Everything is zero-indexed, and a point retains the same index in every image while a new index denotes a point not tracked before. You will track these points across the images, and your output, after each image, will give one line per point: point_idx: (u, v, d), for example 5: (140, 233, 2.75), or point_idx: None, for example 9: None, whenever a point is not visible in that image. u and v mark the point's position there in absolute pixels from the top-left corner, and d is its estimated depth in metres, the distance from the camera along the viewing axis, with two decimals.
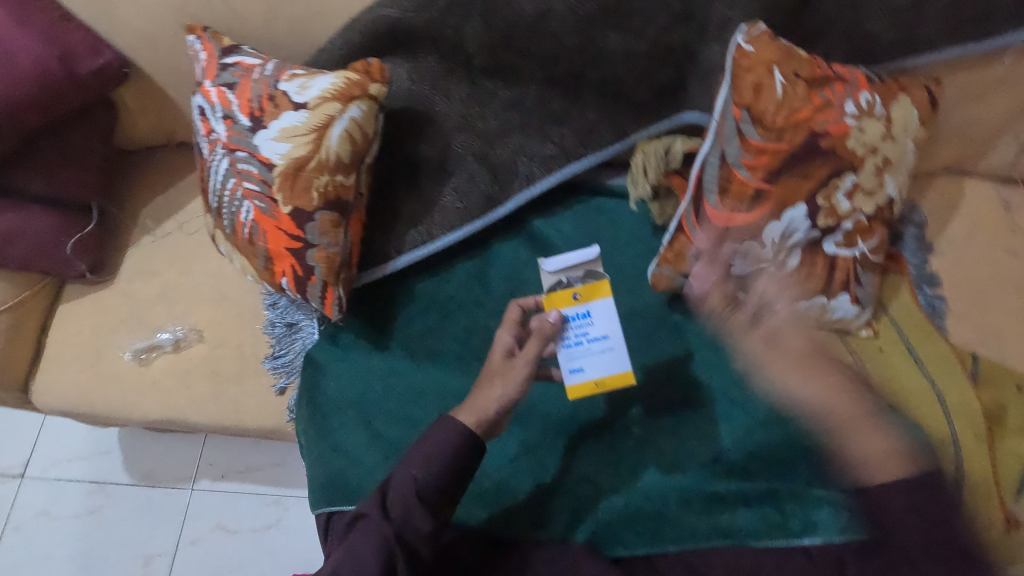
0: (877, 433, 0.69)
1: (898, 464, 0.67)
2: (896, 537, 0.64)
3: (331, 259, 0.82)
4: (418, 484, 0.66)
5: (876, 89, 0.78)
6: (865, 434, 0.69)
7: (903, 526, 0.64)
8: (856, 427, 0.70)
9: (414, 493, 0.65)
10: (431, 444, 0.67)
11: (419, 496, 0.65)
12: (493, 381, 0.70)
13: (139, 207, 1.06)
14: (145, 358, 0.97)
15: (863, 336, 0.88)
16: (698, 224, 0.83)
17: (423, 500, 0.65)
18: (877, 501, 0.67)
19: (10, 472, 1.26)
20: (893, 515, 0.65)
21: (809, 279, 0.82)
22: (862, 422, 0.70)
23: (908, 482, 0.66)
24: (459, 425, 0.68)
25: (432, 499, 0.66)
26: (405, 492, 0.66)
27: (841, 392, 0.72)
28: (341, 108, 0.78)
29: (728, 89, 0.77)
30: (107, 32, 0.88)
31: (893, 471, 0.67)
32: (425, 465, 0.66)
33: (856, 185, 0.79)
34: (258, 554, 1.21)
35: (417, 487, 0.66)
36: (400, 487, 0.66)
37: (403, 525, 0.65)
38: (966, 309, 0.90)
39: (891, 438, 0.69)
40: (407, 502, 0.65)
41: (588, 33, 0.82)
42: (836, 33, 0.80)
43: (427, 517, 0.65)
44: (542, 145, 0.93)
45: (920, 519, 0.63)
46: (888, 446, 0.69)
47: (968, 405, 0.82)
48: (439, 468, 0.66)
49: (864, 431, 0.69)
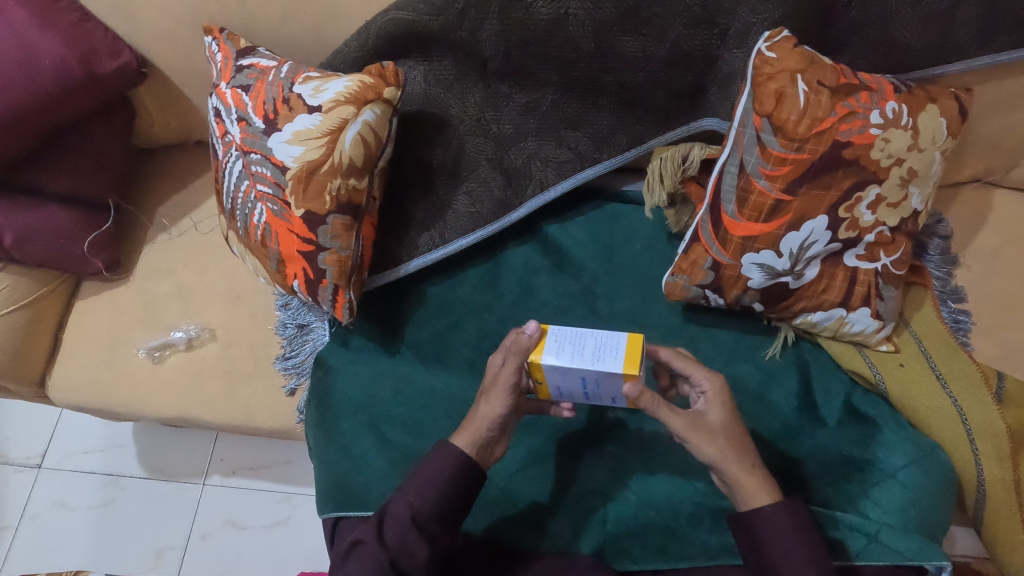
0: (742, 472, 0.66)
1: (767, 487, 0.66)
2: (776, 567, 0.64)
3: (343, 262, 0.82)
4: (414, 510, 0.67)
5: (903, 98, 0.75)
6: (738, 470, 0.65)
7: (778, 547, 0.64)
8: (722, 466, 0.65)
9: (409, 519, 0.66)
10: (429, 471, 0.68)
11: (415, 522, 0.66)
12: (482, 400, 0.69)
13: (156, 205, 1.06)
14: (159, 356, 0.98)
15: (883, 351, 0.85)
16: (715, 235, 0.80)
17: (420, 528, 0.66)
18: (754, 526, 0.66)
19: (28, 462, 1.28)
20: (774, 542, 0.65)
21: (826, 291, 0.81)
22: (729, 460, 0.65)
23: (773, 507, 0.65)
24: (455, 449, 0.68)
25: (429, 528, 0.67)
26: (402, 518, 0.67)
27: (710, 434, 0.65)
28: (355, 112, 0.77)
29: (750, 97, 0.75)
30: (128, 33, 0.88)
31: (758, 501, 0.66)
32: (421, 493, 0.67)
33: (879, 197, 0.76)
34: (268, 550, 1.22)
35: (413, 513, 0.67)
36: (396, 514, 0.67)
37: (399, 552, 0.66)
38: (992, 324, 0.88)
39: (753, 467, 0.66)
40: (404, 528, 0.66)
41: (606, 38, 0.80)
42: (862, 41, 0.78)
43: (422, 543, 0.66)
44: (557, 150, 0.92)
45: (800, 541, 0.64)
46: (755, 476, 0.66)
47: (992, 427, 0.79)
48: (437, 493, 0.67)
49: (729, 468, 0.65)
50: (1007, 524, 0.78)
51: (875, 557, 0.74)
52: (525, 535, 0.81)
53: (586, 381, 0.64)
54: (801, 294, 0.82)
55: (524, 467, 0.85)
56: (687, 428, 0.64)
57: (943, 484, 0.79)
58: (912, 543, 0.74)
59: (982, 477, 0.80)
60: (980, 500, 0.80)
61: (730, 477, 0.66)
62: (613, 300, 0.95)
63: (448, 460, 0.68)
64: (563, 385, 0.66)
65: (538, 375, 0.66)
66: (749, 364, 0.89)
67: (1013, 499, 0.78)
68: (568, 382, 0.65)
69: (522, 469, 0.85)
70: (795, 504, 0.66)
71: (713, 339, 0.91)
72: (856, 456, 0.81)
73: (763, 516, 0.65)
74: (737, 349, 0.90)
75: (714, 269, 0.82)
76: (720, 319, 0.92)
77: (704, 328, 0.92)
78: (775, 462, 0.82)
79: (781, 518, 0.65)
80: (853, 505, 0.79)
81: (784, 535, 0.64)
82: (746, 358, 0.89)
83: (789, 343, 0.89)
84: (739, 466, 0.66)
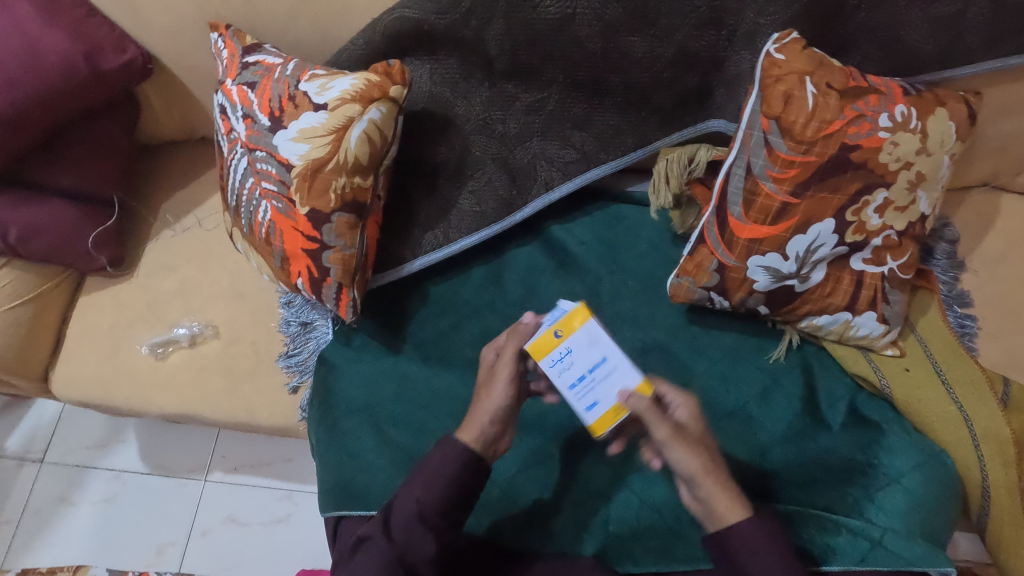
0: (716, 486, 0.65)
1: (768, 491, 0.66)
2: None
3: (347, 261, 0.82)
4: (420, 505, 0.66)
5: (912, 101, 0.74)
6: (713, 486, 0.65)
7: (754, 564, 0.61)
8: (698, 480, 0.65)
9: (415, 514, 0.66)
10: (433, 467, 0.67)
11: (421, 518, 0.66)
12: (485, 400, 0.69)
13: (159, 201, 1.06)
14: (162, 352, 0.98)
15: (888, 355, 0.85)
16: (721, 237, 0.80)
17: (426, 523, 0.66)
18: (730, 543, 0.63)
19: (30, 456, 1.28)
20: (750, 559, 0.61)
21: (832, 294, 0.81)
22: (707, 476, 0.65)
23: (749, 522, 0.63)
24: (460, 446, 0.68)
25: (434, 520, 0.66)
26: (408, 514, 0.66)
27: (691, 446, 0.66)
28: (361, 109, 0.77)
29: (758, 98, 0.74)
30: (133, 29, 0.88)
31: (733, 516, 0.63)
32: (427, 487, 0.67)
33: (887, 201, 0.76)
34: (269, 548, 1.22)
35: (419, 509, 0.66)
36: (403, 509, 0.67)
37: (406, 547, 0.66)
38: (998, 329, 0.87)
39: (729, 483, 0.66)
40: (410, 522, 0.66)
41: (613, 38, 0.80)
42: (870, 44, 0.77)
43: (428, 538, 0.66)
44: (562, 150, 0.92)
45: (779, 558, 0.61)
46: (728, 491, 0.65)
47: (997, 433, 0.79)
48: (442, 491, 0.67)
49: (704, 484, 0.65)
50: (1011, 529, 0.78)
51: (880, 564, 0.74)
52: (527, 536, 0.81)
53: (596, 368, 0.68)
54: (807, 298, 0.81)
55: (526, 468, 0.84)
56: (672, 436, 0.65)
57: (947, 490, 0.79)
58: (916, 549, 0.74)
59: (987, 481, 0.79)
60: (984, 505, 0.80)
61: (704, 493, 0.65)
62: (618, 301, 0.95)
63: (452, 454, 0.68)
64: (573, 354, 0.69)
65: (567, 328, 0.69)
66: (753, 367, 0.89)
67: (1017, 505, 0.77)
68: (584, 355, 0.69)
69: (524, 470, 0.84)
70: (771, 519, 0.64)
71: (717, 341, 0.90)
72: (859, 461, 0.81)
73: (738, 531, 0.63)
74: (741, 352, 0.90)
75: (719, 272, 0.82)
76: (723, 321, 0.92)
77: (708, 329, 0.92)
78: (777, 466, 0.83)
79: (757, 534, 0.62)
80: (857, 511, 0.78)
81: (760, 552, 0.62)
82: (750, 360, 0.89)
83: (793, 346, 0.88)
84: (714, 481, 0.65)
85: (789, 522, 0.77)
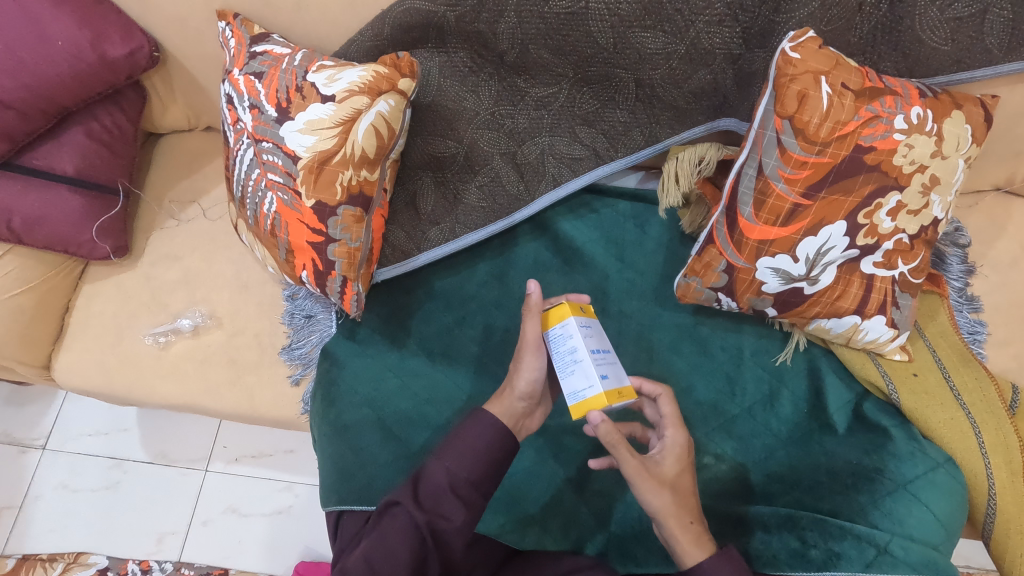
0: (678, 528, 0.64)
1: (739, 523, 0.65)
2: None
3: (352, 254, 0.82)
4: (452, 476, 0.65)
5: (929, 103, 0.73)
6: (675, 527, 0.64)
7: None
8: (660, 518, 0.64)
9: (447, 485, 0.65)
10: (467, 437, 0.66)
11: (452, 489, 0.65)
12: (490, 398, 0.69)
13: (164, 190, 1.05)
14: (165, 342, 0.97)
15: (896, 360, 0.84)
16: (730, 237, 0.79)
17: (457, 494, 0.65)
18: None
19: (32, 443, 1.28)
20: None
21: (842, 297, 0.80)
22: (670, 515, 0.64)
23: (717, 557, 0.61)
24: (493, 420, 0.67)
25: (465, 491, 0.65)
26: (438, 483, 0.65)
27: (658, 484, 0.64)
28: (369, 102, 0.76)
29: (771, 98, 0.72)
30: (140, 15, 0.87)
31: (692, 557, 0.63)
32: (461, 459, 0.66)
33: (899, 204, 0.75)
34: (268, 539, 1.22)
35: (451, 480, 0.65)
36: (433, 479, 0.65)
37: (435, 515, 0.64)
38: (1007, 337, 0.87)
39: (690, 525, 0.64)
40: (440, 492, 0.65)
41: (625, 34, 0.78)
42: (888, 44, 0.76)
43: (460, 508, 0.64)
44: (570, 145, 0.92)
45: None
46: (688, 532, 0.64)
47: (1006, 441, 0.78)
48: (475, 461, 0.66)
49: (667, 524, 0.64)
50: (1016, 540, 0.76)
51: (886, 569, 0.72)
52: (529, 535, 0.80)
53: (604, 353, 0.68)
54: (817, 300, 0.80)
55: (529, 466, 0.84)
56: (638, 471, 0.64)
57: (955, 501, 0.78)
58: (921, 557, 0.73)
59: (993, 490, 0.78)
60: (990, 514, 0.79)
61: (664, 532, 0.64)
62: (624, 300, 0.94)
63: (487, 428, 0.67)
64: (593, 329, 0.68)
65: (588, 309, 0.70)
66: (757, 369, 0.89)
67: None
68: (598, 336, 0.69)
69: (527, 468, 0.84)
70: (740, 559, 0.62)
71: (724, 343, 0.90)
72: (866, 466, 0.81)
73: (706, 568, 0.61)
74: (746, 354, 0.90)
75: (727, 273, 0.81)
76: (730, 322, 0.91)
77: (716, 330, 0.91)
78: (779, 466, 0.84)
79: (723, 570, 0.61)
80: (863, 516, 0.78)
81: None
82: (755, 363, 0.89)
83: (800, 349, 0.88)
84: (677, 522, 0.64)
85: (793, 527, 0.77)
